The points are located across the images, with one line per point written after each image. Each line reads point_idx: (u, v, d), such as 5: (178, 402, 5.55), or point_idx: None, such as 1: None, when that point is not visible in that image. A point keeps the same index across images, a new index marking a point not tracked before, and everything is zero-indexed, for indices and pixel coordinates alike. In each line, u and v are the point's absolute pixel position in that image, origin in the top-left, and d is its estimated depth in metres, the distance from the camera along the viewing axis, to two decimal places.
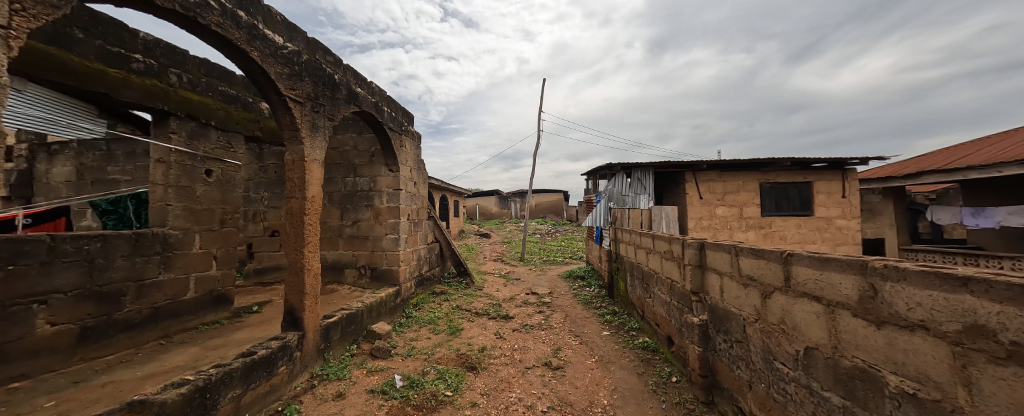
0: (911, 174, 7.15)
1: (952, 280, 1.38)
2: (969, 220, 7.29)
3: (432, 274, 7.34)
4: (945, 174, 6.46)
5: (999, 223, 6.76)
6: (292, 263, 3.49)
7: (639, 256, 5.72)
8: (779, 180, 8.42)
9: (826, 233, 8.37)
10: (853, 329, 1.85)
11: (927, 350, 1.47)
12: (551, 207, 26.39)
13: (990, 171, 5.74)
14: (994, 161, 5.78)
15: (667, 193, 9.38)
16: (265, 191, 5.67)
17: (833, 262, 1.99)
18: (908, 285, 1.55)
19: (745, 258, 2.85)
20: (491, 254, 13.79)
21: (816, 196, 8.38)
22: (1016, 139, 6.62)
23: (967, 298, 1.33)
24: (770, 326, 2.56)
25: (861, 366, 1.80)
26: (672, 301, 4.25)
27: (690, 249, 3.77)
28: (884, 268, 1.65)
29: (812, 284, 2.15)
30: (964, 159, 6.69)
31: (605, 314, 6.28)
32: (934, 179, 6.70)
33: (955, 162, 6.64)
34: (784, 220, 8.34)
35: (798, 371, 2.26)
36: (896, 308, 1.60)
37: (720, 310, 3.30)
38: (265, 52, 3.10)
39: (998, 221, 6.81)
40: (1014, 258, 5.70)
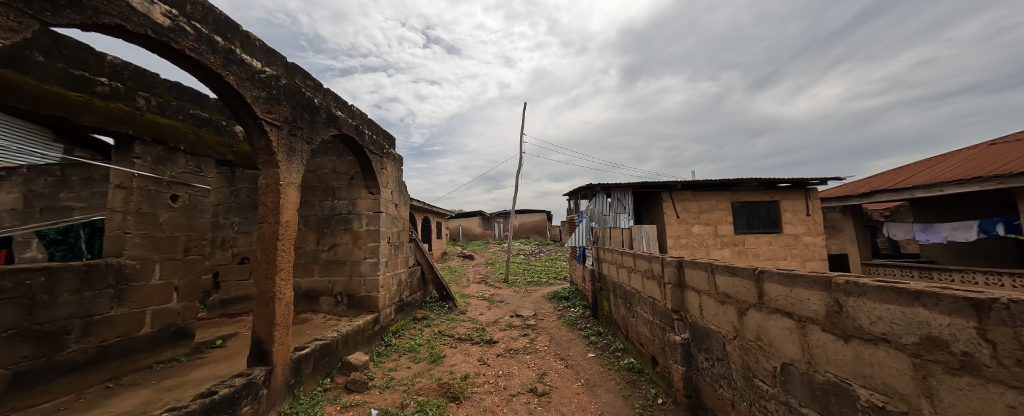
0: (866, 193, 7.65)
1: (905, 294, 1.46)
2: (920, 235, 7.75)
3: (413, 299, 7.13)
4: (895, 193, 6.97)
5: (945, 238, 7.22)
6: (262, 292, 3.31)
7: (621, 276, 5.77)
8: (749, 199, 8.83)
9: (795, 249, 8.76)
10: (823, 344, 1.91)
11: (891, 363, 1.54)
12: (534, 228, 26.51)
13: (933, 190, 6.23)
14: (937, 181, 6.25)
15: (646, 212, 9.64)
16: (236, 216, 5.45)
17: (801, 279, 2.07)
18: (867, 299, 1.64)
19: (721, 275, 2.93)
20: (474, 275, 13.59)
21: (784, 214, 8.82)
22: (953, 161, 7.26)
23: (920, 311, 1.41)
24: (748, 343, 2.61)
25: (833, 381, 1.85)
26: (654, 320, 4.28)
27: (670, 267, 3.85)
28: (846, 284, 1.74)
29: (783, 299, 2.22)
30: (911, 179, 7.25)
31: (590, 335, 6.24)
32: (886, 197, 7.21)
33: (904, 182, 7.17)
34: (756, 237, 8.68)
35: (777, 388, 2.30)
36: (860, 322, 1.68)
37: (700, 328, 3.34)
38: (241, 76, 3.06)
39: (945, 236, 7.25)
40: (963, 271, 6.11)
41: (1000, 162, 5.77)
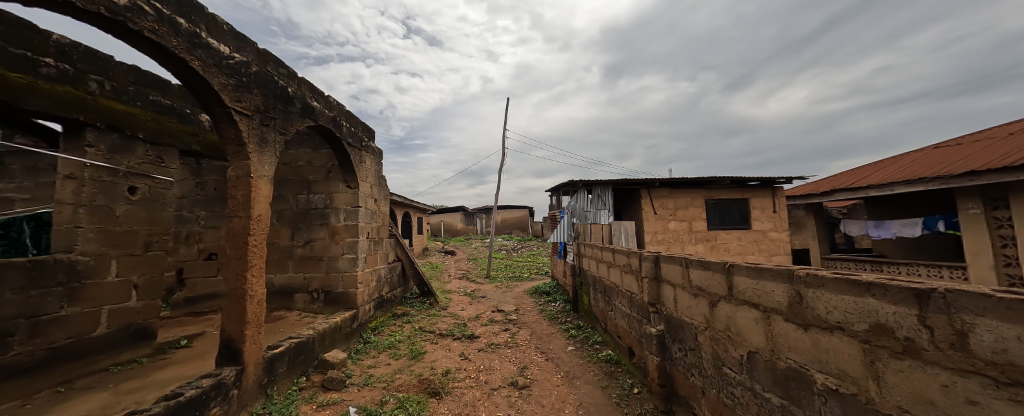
0: (827, 191, 8.13)
1: (857, 285, 1.57)
2: (871, 232, 8.29)
3: (393, 295, 7.02)
4: (853, 192, 7.44)
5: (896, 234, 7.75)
6: (232, 289, 3.17)
7: (601, 270, 5.90)
8: (721, 196, 9.20)
9: (762, 244, 9.21)
10: (785, 333, 2.03)
11: (844, 349, 1.65)
12: (517, 223, 26.49)
13: (885, 189, 6.68)
14: (889, 181, 6.71)
15: (626, 208, 9.85)
16: (202, 209, 5.18)
17: (767, 272, 2.19)
18: (826, 290, 1.75)
19: (694, 269, 3.04)
20: (456, 271, 13.48)
21: (754, 211, 9.25)
22: (905, 161, 7.82)
23: (871, 301, 1.52)
24: (718, 333, 2.73)
25: (794, 367, 1.97)
26: (631, 313, 4.41)
27: (647, 262, 3.96)
28: (807, 276, 1.85)
29: (751, 292, 2.34)
30: (868, 179, 7.76)
31: (570, 328, 6.37)
32: (845, 196, 7.69)
33: (860, 181, 7.65)
34: (728, 233, 9.07)
35: (743, 375, 2.42)
36: (818, 311, 1.79)
37: (674, 320, 3.48)
38: (208, 61, 2.89)
39: (893, 232, 7.84)
40: (912, 265, 6.58)
41: (942, 164, 6.27)
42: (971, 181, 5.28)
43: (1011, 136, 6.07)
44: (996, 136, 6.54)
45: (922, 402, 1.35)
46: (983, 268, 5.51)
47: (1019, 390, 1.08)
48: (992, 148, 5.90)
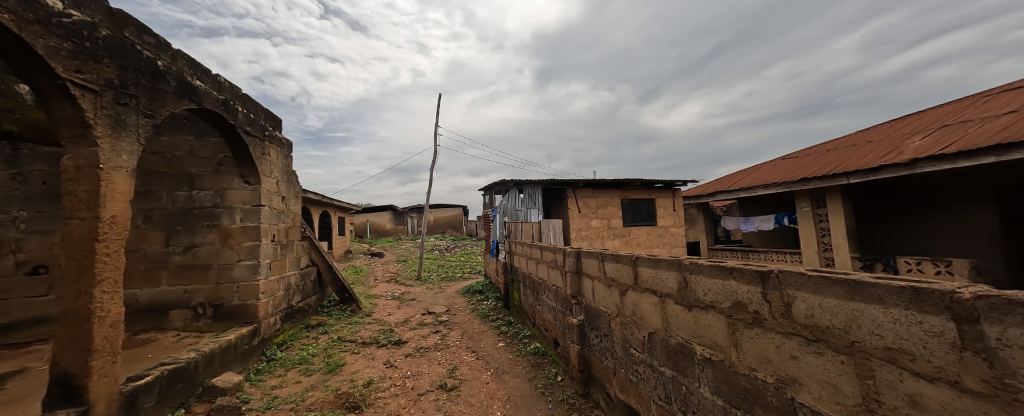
0: (711, 192, 9.66)
1: (724, 270, 1.91)
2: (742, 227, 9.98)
3: (306, 304, 6.28)
4: (729, 193, 8.98)
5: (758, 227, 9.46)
6: (68, 311, 2.48)
7: (530, 267, 6.10)
8: (634, 196, 10.28)
9: (665, 238, 10.54)
10: (675, 313, 2.36)
11: (715, 323, 1.99)
12: (450, 222, 25.82)
13: (750, 191, 8.21)
14: (753, 186, 8.26)
15: (553, 207, 10.38)
16: (22, 209, 3.96)
17: (662, 262, 2.51)
18: (703, 276, 2.08)
19: (609, 263, 3.34)
20: (383, 274, 12.65)
21: (659, 209, 10.53)
22: (766, 168, 9.63)
23: (732, 282, 1.86)
24: (626, 319, 3.05)
25: (681, 343, 2.31)
26: (557, 306, 4.65)
27: (570, 257, 4.22)
28: (690, 265, 2.18)
29: (651, 280, 2.66)
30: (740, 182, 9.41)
31: (500, 325, 6.46)
32: (724, 196, 9.23)
33: (734, 185, 9.26)
34: (639, 229, 10.18)
35: (645, 353, 2.75)
36: (698, 294, 2.12)
37: (593, 310, 3.76)
38: (25, 16, 2.24)
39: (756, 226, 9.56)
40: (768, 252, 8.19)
41: (788, 171, 7.89)
42: (803, 186, 6.78)
43: (828, 152, 7.94)
44: (820, 151, 8.48)
45: (763, 361, 1.69)
46: (811, 253, 7.14)
47: (820, 345, 1.42)
48: (818, 160, 7.64)
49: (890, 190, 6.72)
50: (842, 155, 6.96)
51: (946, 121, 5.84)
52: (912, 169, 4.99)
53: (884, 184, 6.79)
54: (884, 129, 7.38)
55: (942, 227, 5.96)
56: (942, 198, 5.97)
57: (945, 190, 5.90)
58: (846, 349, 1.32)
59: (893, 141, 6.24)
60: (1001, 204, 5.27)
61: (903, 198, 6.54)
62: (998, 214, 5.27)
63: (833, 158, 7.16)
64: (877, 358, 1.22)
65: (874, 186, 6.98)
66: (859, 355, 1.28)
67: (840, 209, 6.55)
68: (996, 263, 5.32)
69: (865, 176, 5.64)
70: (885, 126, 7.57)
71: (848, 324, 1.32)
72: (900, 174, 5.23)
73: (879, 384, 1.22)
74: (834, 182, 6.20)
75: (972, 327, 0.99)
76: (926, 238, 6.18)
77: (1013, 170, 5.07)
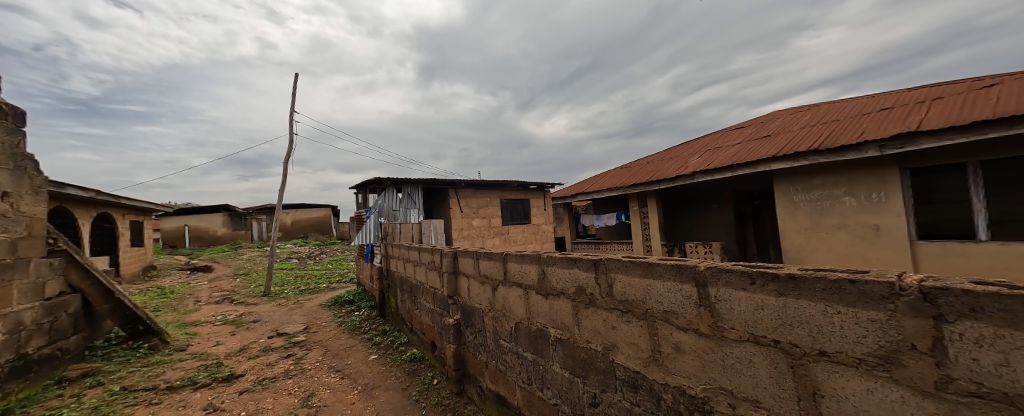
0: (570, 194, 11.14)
1: (570, 260, 2.22)
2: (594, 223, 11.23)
3: (65, 348, 4.34)
4: (584, 196, 10.53)
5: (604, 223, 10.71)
6: None
7: (407, 270, 5.72)
8: (511, 196, 10.95)
9: (538, 235, 11.54)
10: (535, 303, 2.62)
11: (564, 307, 2.29)
12: (318, 225, 22.03)
13: (598, 194, 9.82)
14: (600, 190, 9.88)
15: (435, 207, 10.16)
16: None
17: (526, 257, 2.74)
18: (555, 267, 2.38)
19: (483, 261, 3.45)
20: (214, 292, 9.97)
21: (533, 209, 11.48)
22: (612, 174, 11.65)
23: (576, 271, 2.18)
24: (497, 313, 3.21)
25: (539, 328, 2.57)
26: (434, 308, 4.51)
27: (447, 257, 4.15)
28: (547, 258, 2.46)
29: (517, 274, 2.87)
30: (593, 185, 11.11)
31: (373, 336, 5.89)
32: (580, 198, 10.75)
33: (587, 188, 10.88)
34: (516, 228, 10.87)
35: (512, 343, 2.95)
36: (552, 283, 2.40)
37: (467, 308, 3.82)
38: None
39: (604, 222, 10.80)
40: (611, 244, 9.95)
41: (624, 178, 9.78)
42: (631, 189, 8.49)
43: (648, 164, 10.15)
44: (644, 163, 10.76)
45: (596, 333, 2.03)
46: (637, 242, 8.96)
47: (630, 315, 1.80)
48: (642, 170, 9.70)
49: (676, 195, 8.97)
50: (656, 167, 9.02)
51: (713, 145, 8.22)
52: (692, 178, 6.86)
53: (677, 190, 8.93)
54: (681, 149, 9.88)
55: (707, 220, 8.39)
56: (706, 201, 8.40)
57: (709, 196, 8.30)
58: (644, 315, 1.71)
59: (684, 158, 8.44)
60: (734, 204, 7.89)
61: (684, 200, 8.84)
62: (733, 210, 7.88)
63: (651, 169, 9.21)
64: (661, 319, 1.63)
65: (669, 192, 9.09)
66: (651, 318, 1.68)
67: (655, 208, 8.44)
68: (732, 243, 7.91)
69: (670, 183, 7.45)
70: (682, 146, 10.13)
71: (645, 295, 1.71)
72: (686, 182, 7.10)
73: (660, 338, 1.63)
74: (650, 187, 7.98)
75: (705, 289, 1.42)
76: (699, 229, 8.58)
77: (743, 182, 7.68)
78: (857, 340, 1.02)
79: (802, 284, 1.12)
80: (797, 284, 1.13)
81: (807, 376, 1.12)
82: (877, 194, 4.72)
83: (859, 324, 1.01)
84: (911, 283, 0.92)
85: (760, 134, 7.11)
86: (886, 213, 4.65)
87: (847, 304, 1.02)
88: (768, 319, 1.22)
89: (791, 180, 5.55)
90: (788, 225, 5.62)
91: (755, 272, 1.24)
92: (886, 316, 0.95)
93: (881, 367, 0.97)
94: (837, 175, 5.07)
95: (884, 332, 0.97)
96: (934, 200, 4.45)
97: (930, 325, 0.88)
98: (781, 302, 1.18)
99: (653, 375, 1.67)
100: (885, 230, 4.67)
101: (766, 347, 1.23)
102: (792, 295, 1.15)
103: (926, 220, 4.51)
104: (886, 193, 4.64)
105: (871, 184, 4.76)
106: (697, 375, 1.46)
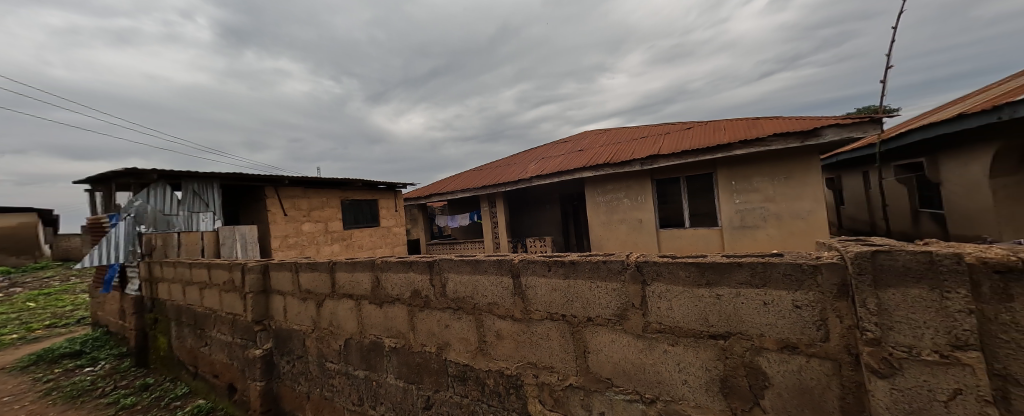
0: (418, 197, 10.68)
1: (405, 264, 2.14)
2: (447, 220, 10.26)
3: None
4: (431, 198, 10.26)
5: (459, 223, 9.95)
6: None
7: (190, 295, 4.13)
8: (355, 197, 9.44)
9: (389, 239, 10.21)
10: (368, 314, 2.40)
11: (398, 314, 2.20)
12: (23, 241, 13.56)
13: (445, 197, 9.72)
14: (449, 191, 9.77)
15: (245, 209, 7.82)
16: None
17: (358, 265, 2.47)
18: (390, 272, 2.25)
19: (304, 273, 2.87)
20: None
21: (382, 210, 10.15)
22: (462, 177, 11.78)
23: (410, 274, 2.12)
24: (322, 332, 2.75)
25: (372, 341, 2.37)
26: (233, 339, 3.45)
27: (252, 273, 3.23)
28: (381, 263, 2.30)
29: (348, 284, 2.54)
30: (443, 187, 10.95)
31: (122, 397, 4.00)
32: (429, 199, 10.37)
33: (436, 190, 10.69)
34: (361, 231, 9.41)
35: (340, 363, 2.59)
36: (387, 290, 2.26)
37: (283, 332, 3.10)
38: None
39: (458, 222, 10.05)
40: (458, 244, 9.91)
41: (472, 181, 10.03)
42: (479, 191, 8.65)
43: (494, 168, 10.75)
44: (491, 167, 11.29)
45: (430, 335, 2.04)
46: (487, 239, 9.01)
47: (460, 312, 1.88)
48: (490, 173, 10.12)
49: (517, 196, 9.80)
50: (503, 171, 9.63)
51: (545, 155, 9.50)
52: (529, 183, 7.62)
53: (519, 192, 9.74)
54: (521, 156, 10.98)
55: (542, 218, 9.45)
56: (541, 201, 9.43)
57: (543, 197, 9.37)
58: (471, 309, 1.83)
59: (524, 164, 9.38)
60: (562, 204, 9.16)
61: (523, 201, 9.71)
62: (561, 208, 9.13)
63: (498, 173, 9.73)
64: (485, 310, 1.77)
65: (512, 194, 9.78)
66: (477, 312, 1.80)
67: (503, 208, 8.79)
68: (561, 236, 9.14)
69: (514, 185, 7.97)
70: (522, 154, 11.29)
71: (471, 291, 1.83)
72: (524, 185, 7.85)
73: (483, 328, 1.79)
74: (498, 189, 8.27)
75: (517, 279, 1.65)
76: (537, 226, 9.56)
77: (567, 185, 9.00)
78: (606, 305, 1.37)
79: (577, 267, 1.44)
80: (573, 267, 1.45)
81: (582, 339, 1.44)
82: (640, 196, 6.57)
83: (607, 293, 1.37)
84: (631, 260, 1.31)
85: (575, 149, 8.80)
86: (643, 210, 6.57)
87: (601, 279, 1.38)
88: (559, 298, 1.51)
89: (596, 185, 7.06)
90: (594, 220, 7.17)
91: (549, 261, 1.53)
92: (620, 284, 1.33)
93: (619, 322, 1.34)
94: (620, 183, 6.77)
95: (620, 297, 1.34)
96: (668, 201, 6.43)
97: (641, 288, 1.29)
98: (566, 283, 1.48)
99: (478, 365, 1.80)
100: (645, 223, 6.56)
101: (557, 321, 1.51)
102: (571, 277, 1.46)
103: (665, 214, 6.48)
104: (644, 196, 6.53)
105: (637, 189, 6.59)
106: (513, 356, 1.67)
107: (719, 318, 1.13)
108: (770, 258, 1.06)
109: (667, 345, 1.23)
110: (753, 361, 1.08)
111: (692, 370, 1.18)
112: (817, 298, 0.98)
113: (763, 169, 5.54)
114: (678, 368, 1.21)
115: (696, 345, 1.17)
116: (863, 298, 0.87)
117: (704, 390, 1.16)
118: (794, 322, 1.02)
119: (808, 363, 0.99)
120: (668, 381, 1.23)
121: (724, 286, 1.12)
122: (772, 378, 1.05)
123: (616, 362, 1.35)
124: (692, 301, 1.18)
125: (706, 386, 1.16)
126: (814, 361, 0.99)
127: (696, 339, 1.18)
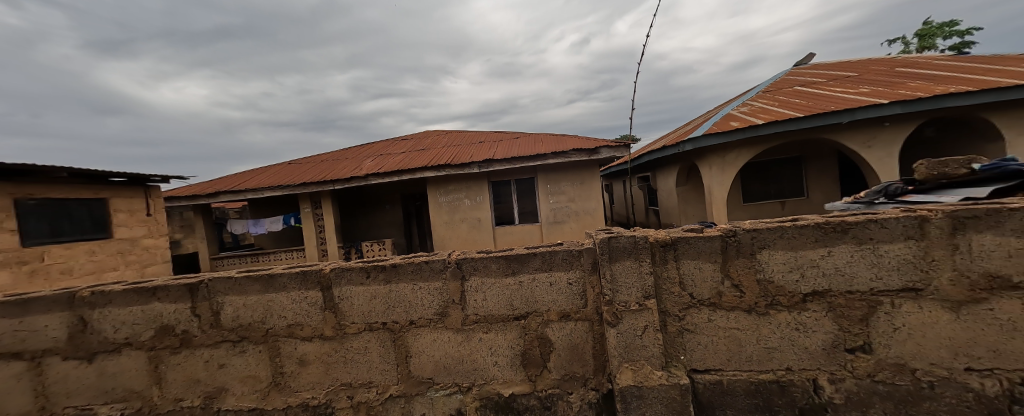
0: (187, 195, 7.62)
1: (143, 291, 1.47)
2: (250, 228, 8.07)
3: None
4: (212, 197, 7.51)
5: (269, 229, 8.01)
6: None
7: None
8: (53, 194, 5.48)
9: (131, 256, 6.44)
10: (63, 376, 1.48)
11: (130, 366, 1.48)
12: None
13: (237, 196, 7.35)
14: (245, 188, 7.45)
15: None
16: None
17: (32, 302, 1.45)
18: (113, 306, 1.47)
19: None
20: None
21: (116, 214, 6.29)
22: (267, 171, 9.27)
23: (156, 305, 1.47)
24: None
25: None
26: None
27: None
28: (91, 295, 1.47)
29: (7, 338, 1.47)
30: (236, 183, 8.28)
31: None
32: (210, 199, 7.57)
33: (223, 186, 7.98)
34: (68, 248, 5.53)
35: None
36: (105, 333, 1.47)
37: None
38: None
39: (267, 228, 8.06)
40: (261, 256, 7.75)
41: (283, 177, 8.02)
42: (298, 189, 7.00)
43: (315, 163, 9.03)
44: (311, 162, 9.41)
45: (191, 384, 1.49)
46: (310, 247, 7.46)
47: (245, 343, 1.47)
48: (311, 169, 8.42)
49: (348, 195, 8.29)
50: (328, 167, 8.19)
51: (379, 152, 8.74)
52: (364, 180, 6.72)
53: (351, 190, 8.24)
54: (351, 152, 9.74)
55: (380, 219, 8.29)
56: (376, 201, 8.26)
57: (379, 196, 8.24)
58: (264, 338, 1.47)
59: (355, 160, 8.30)
60: (403, 203, 8.26)
61: (356, 200, 8.31)
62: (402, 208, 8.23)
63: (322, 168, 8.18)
64: (283, 335, 1.46)
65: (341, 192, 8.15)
66: (273, 339, 1.47)
67: (330, 211, 7.37)
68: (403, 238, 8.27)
69: (345, 183, 6.81)
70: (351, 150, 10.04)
71: (262, 314, 1.46)
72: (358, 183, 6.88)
73: (279, 356, 1.47)
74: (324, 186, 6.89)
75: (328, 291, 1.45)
76: (374, 228, 8.33)
77: (409, 184, 8.14)
78: (427, 305, 1.39)
79: (400, 270, 1.40)
80: (395, 270, 1.40)
81: (403, 344, 1.41)
82: (478, 197, 7.00)
83: (429, 293, 1.39)
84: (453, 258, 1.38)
85: (415, 148, 8.50)
86: (480, 210, 7.02)
87: (423, 280, 1.39)
88: (378, 305, 1.42)
89: (437, 186, 7.06)
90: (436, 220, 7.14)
91: (369, 266, 1.42)
92: (442, 283, 1.38)
93: (439, 320, 1.38)
94: (460, 183, 7.02)
95: (441, 294, 1.38)
96: (502, 201, 7.12)
97: (461, 284, 1.36)
98: (387, 289, 1.41)
99: (270, 405, 1.45)
100: (483, 221, 7.03)
101: (376, 331, 1.42)
102: (393, 281, 1.41)
103: (500, 212, 7.14)
104: (481, 197, 6.99)
105: (475, 190, 6.99)
106: (321, 381, 1.46)
107: (521, 301, 1.33)
108: (555, 247, 1.34)
109: (482, 332, 1.35)
110: (543, 333, 1.32)
111: (500, 350, 1.35)
112: (582, 274, 1.30)
113: (567, 174, 6.78)
114: (489, 352, 1.35)
115: (503, 328, 1.34)
116: (605, 270, 1.20)
117: (510, 365, 1.35)
118: (568, 295, 1.31)
119: (576, 325, 1.31)
120: (481, 365, 1.36)
121: (525, 273, 1.33)
122: (555, 343, 1.32)
123: (434, 359, 1.39)
124: (502, 290, 1.34)
125: (511, 362, 1.34)
126: (579, 323, 1.31)
127: (504, 322, 1.34)
